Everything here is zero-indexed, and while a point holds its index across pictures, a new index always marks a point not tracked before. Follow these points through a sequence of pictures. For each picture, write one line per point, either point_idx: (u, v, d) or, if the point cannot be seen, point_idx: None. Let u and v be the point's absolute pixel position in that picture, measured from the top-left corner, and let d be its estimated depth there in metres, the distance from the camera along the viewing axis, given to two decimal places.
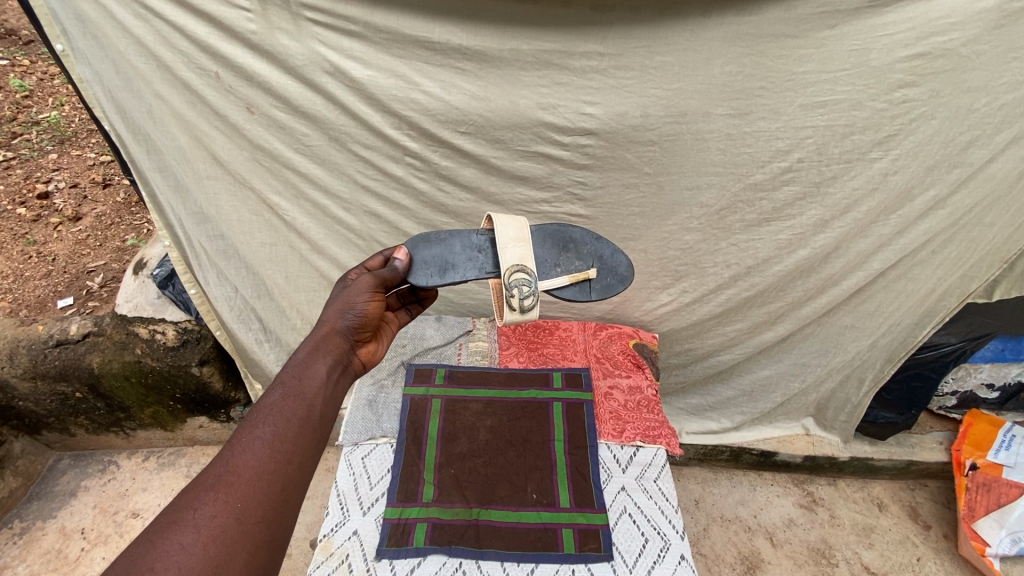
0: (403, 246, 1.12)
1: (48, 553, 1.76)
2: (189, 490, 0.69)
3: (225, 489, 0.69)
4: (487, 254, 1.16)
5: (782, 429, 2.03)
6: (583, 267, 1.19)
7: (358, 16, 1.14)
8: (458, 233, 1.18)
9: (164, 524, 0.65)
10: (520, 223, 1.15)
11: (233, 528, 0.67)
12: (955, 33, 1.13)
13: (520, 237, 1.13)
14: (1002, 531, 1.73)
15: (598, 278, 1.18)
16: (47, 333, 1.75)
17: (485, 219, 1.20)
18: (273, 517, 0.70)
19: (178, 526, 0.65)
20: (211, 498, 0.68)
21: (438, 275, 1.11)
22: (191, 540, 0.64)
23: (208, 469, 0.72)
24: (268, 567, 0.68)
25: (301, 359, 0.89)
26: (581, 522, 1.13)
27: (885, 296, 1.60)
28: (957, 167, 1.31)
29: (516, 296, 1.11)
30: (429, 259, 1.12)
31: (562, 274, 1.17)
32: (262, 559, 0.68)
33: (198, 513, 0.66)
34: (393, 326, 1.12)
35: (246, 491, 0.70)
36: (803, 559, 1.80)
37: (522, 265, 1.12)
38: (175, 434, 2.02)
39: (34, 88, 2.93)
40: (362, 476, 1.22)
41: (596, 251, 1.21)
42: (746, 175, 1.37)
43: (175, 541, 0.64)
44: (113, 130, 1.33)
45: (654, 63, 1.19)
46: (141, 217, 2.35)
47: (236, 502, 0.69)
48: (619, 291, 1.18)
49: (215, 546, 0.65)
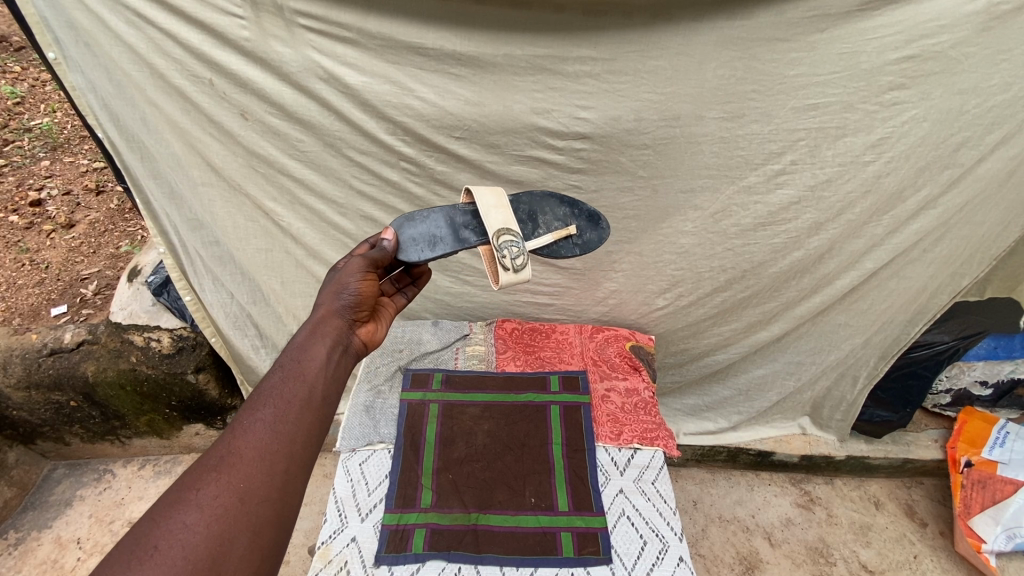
0: (389, 227, 1.11)
1: (44, 563, 1.75)
2: (192, 469, 0.69)
3: (229, 470, 0.69)
4: (473, 227, 1.15)
5: (779, 428, 2.04)
6: (562, 225, 1.22)
7: (351, 23, 1.15)
8: (443, 208, 1.16)
9: (167, 503, 0.65)
10: (497, 192, 1.15)
11: (236, 508, 0.67)
12: (944, 35, 1.14)
13: (502, 202, 1.14)
14: (997, 527, 1.75)
15: (579, 234, 1.22)
16: (41, 342, 1.74)
17: (467, 194, 1.20)
18: (276, 498, 0.70)
19: (181, 506, 0.65)
20: (214, 478, 0.68)
21: (428, 250, 1.10)
22: (195, 519, 0.65)
23: (211, 450, 0.72)
24: (272, 546, 0.68)
25: (300, 343, 0.89)
26: (579, 525, 1.13)
27: (879, 296, 1.61)
28: (946, 168, 1.32)
29: (506, 257, 1.10)
30: (417, 236, 1.11)
31: (544, 234, 1.19)
32: (265, 538, 0.68)
33: (201, 493, 0.67)
34: (391, 305, 1.12)
35: (248, 471, 0.70)
36: (802, 559, 1.81)
37: (507, 229, 1.12)
38: (171, 442, 2.01)
39: (25, 95, 2.93)
40: (360, 482, 1.21)
41: (569, 209, 1.24)
42: (739, 177, 1.38)
43: (179, 521, 0.64)
44: (106, 137, 1.32)
45: (647, 67, 1.20)
46: (134, 223, 2.34)
47: (239, 482, 0.69)
48: (599, 243, 1.23)
49: (218, 525, 0.65)
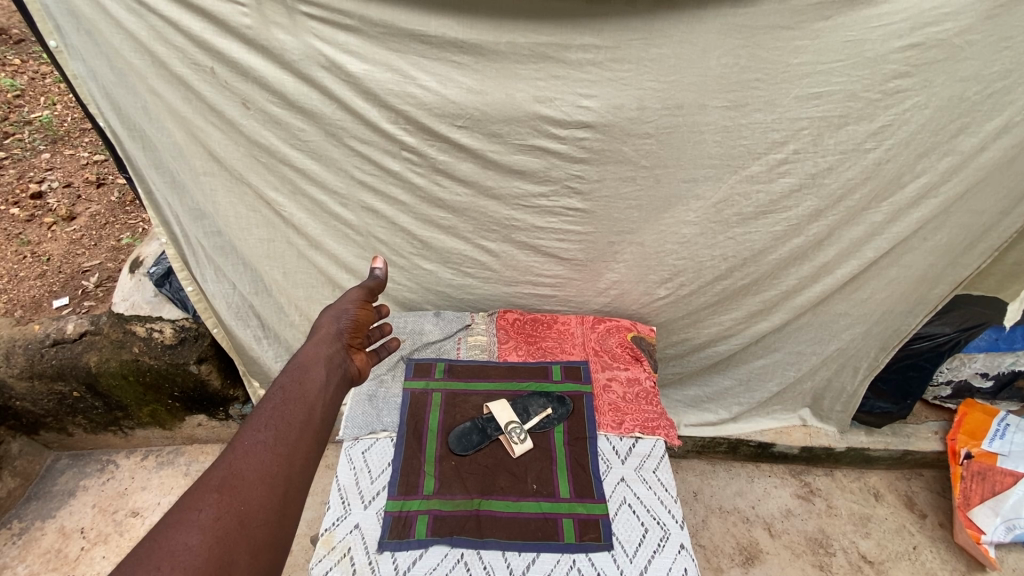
0: (380, 256, 1.26)
1: (48, 553, 1.76)
2: (192, 492, 0.72)
3: (230, 492, 0.72)
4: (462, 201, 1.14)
5: (779, 420, 2.05)
6: None
7: (352, 10, 1.14)
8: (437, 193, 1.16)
9: (169, 526, 0.67)
10: None
11: (237, 530, 0.69)
12: (947, 23, 1.14)
13: None
14: (997, 518, 1.76)
15: None
16: (43, 333, 1.74)
17: None
18: (276, 520, 0.73)
19: (184, 527, 0.67)
20: (215, 500, 0.70)
21: None
22: (197, 540, 0.66)
23: (212, 472, 0.75)
24: (271, 570, 0.70)
25: (301, 366, 0.98)
26: (580, 512, 1.14)
27: (879, 287, 1.62)
28: (947, 155, 1.32)
29: None
30: None
31: None
32: (264, 561, 0.70)
33: (203, 513, 0.68)
34: (398, 340, 1.21)
35: (248, 493, 0.73)
36: (802, 549, 1.81)
37: None
38: (174, 433, 2.02)
39: (25, 88, 2.93)
40: (362, 470, 1.22)
41: None
42: (741, 166, 1.38)
43: (181, 542, 0.65)
44: (108, 128, 1.32)
45: (650, 56, 1.20)
46: (135, 216, 2.34)
47: (240, 504, 0.71)
48: None
49: (219, 547, 0.66)
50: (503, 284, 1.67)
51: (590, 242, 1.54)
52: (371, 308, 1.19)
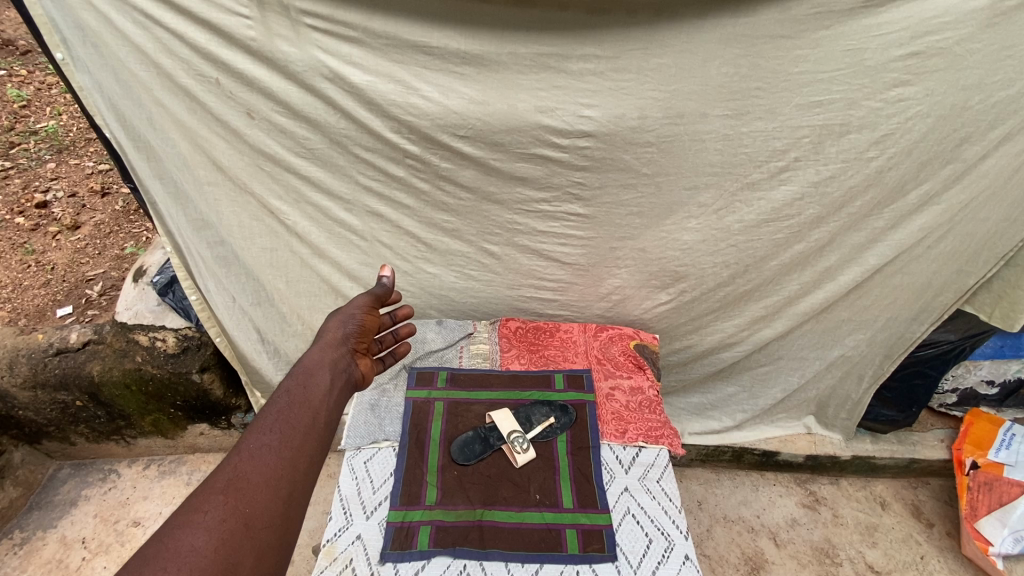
0: (387, 264, 1.27)
1: (49, 563, 1.75)
2: (197, 493, 0.71)
3: (236, 494, 0.71)
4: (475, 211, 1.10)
5: (783, 428, 2.04)
6: None
7: (355, 21, 1.15)
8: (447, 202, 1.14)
9: (173, 527, 0.66)
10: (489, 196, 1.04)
11: (242, 532, 0.68)
12: (947, 32, 1.14)
13: None
14: (1004, 530, 1.71)
15: None
16: (47, 342, 1.75)
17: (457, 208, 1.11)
18: (280, 522, 0.72)
19: (190, 529, 0.66)
20: (221, 502, 0.70)
21: None
22: (203, 542, 0.66)
23: (217, 473, 0.74)
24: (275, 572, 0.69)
25: (306, 370, 0.98)
26: (584, 522, 1.13)
27: (885, 296, 1.61)
28: (950, 164, 1.32)
29: None
30: None
31: None
32: (268, 564, 0.69)
33: (208, 516, 0.68)
34: (405, 347, 1.27)
35: (253, 495, 0.73)
36: (808, 559, 1.80)
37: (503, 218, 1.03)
38: (176, 442, 2.01)
39: (31, 98, 2.97)
40: (365, 480, 1.21)
41: None
42: (743, 174, 1.38)
43: (186, 543, 0.65)
44: (113, 137, 1.32)
45: (651, 65, 1.20)
46: (139, 224, 2.35)
47: (245, 506, 0.71)
48: None
49: (224, 549, 0.66)
50: (505, 289, 1.67)
51: (591, 246, 1.54)
52: (376, 313, 1.19)
